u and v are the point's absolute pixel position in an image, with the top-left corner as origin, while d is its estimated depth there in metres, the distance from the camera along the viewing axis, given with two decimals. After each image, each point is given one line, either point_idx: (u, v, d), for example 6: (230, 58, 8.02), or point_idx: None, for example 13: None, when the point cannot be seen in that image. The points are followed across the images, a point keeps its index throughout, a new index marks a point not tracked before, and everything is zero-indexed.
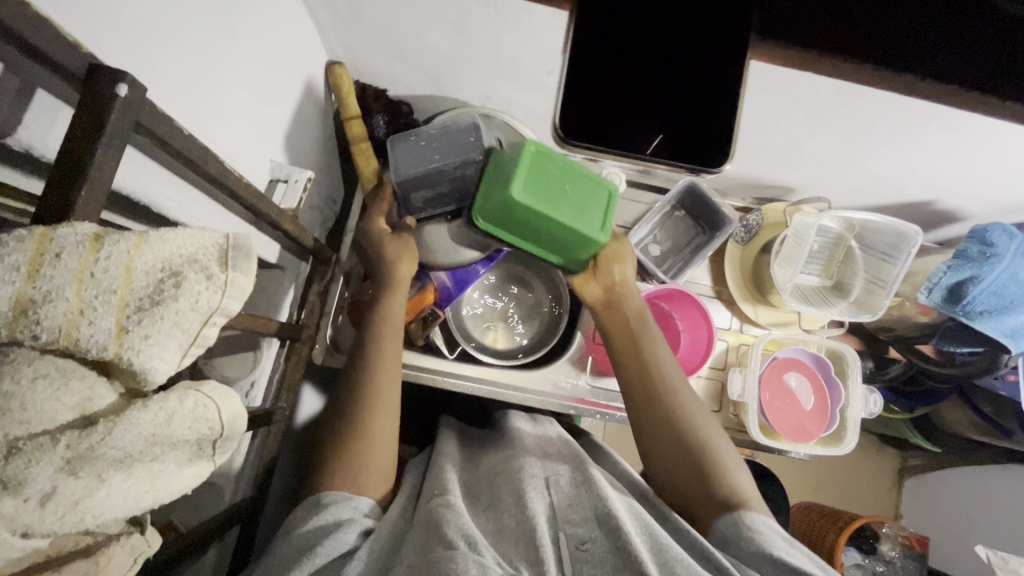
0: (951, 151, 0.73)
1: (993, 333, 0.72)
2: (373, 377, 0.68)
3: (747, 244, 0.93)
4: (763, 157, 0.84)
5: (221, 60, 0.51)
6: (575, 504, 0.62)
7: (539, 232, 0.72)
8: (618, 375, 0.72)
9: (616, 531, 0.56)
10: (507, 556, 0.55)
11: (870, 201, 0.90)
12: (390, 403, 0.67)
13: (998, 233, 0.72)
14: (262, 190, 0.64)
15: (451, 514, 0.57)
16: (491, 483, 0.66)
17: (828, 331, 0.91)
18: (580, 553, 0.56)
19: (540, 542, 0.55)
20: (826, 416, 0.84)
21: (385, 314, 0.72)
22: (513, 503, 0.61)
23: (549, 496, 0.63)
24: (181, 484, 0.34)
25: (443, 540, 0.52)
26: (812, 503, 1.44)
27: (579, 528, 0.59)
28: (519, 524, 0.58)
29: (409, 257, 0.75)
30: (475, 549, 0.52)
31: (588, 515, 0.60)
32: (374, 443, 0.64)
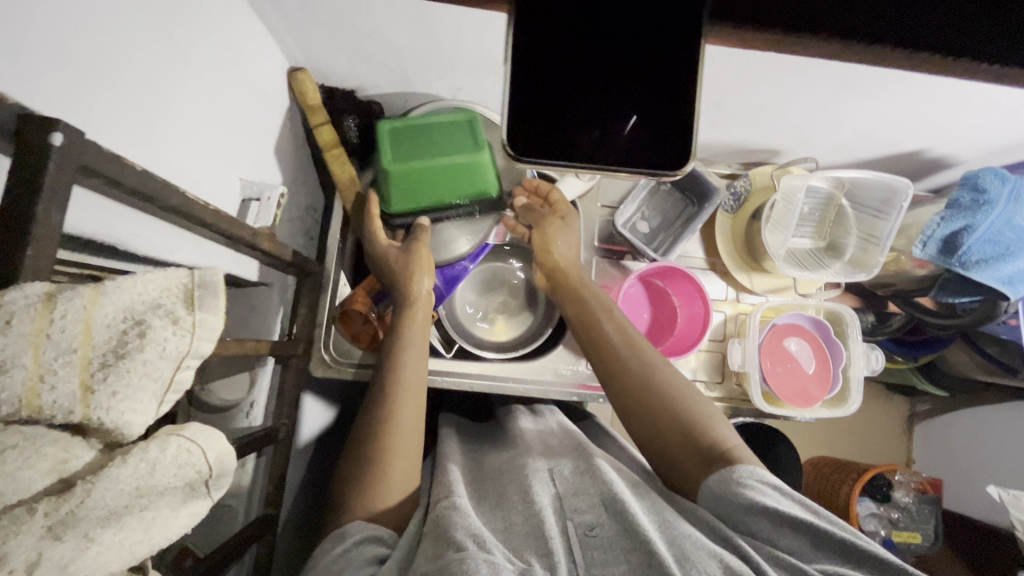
0: (937, 100, 0.71)
1: (991, 282, 0.71)
2: (387, 397, 0.68)
3: (737, 212, 0.91)
4: (743, 123, 0.82)
5: (174, 90, 0.50)
6: (577, 492, 0.62)
7: (440, 185, 0.75)
8: (585, 347, 0.74)
9: (625, 515, 0.56)
10: (517, 550, 0.55)
11: (859, 156, 0.87)
12: (406, 424, 0.67)
13: (990, 178, 0.70)
14: (235, 211, 0.63)
15: (459, 516, 0.57)
16: (498, 483, 0.67)
17: (824, 293, 0.90)
18: (589, 539, 0.56)
19: (548, 533, 0.55)
20: (829, 377, 0.84)
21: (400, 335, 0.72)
22: (520, 499, 0.62)
23: (555, 486, 0.64)
24: (179, 525, 0.33)
25: (452, 542, 0.53)
26: (825, 458, 1.46)
27: (587, 514, 0.58)
28: (526, 519, 0.58)
29: (423, 263, 0.74)
30: (484, 547, 0.52)
31: (596, 501, 0.60)
32: (392, 463, 0.64)
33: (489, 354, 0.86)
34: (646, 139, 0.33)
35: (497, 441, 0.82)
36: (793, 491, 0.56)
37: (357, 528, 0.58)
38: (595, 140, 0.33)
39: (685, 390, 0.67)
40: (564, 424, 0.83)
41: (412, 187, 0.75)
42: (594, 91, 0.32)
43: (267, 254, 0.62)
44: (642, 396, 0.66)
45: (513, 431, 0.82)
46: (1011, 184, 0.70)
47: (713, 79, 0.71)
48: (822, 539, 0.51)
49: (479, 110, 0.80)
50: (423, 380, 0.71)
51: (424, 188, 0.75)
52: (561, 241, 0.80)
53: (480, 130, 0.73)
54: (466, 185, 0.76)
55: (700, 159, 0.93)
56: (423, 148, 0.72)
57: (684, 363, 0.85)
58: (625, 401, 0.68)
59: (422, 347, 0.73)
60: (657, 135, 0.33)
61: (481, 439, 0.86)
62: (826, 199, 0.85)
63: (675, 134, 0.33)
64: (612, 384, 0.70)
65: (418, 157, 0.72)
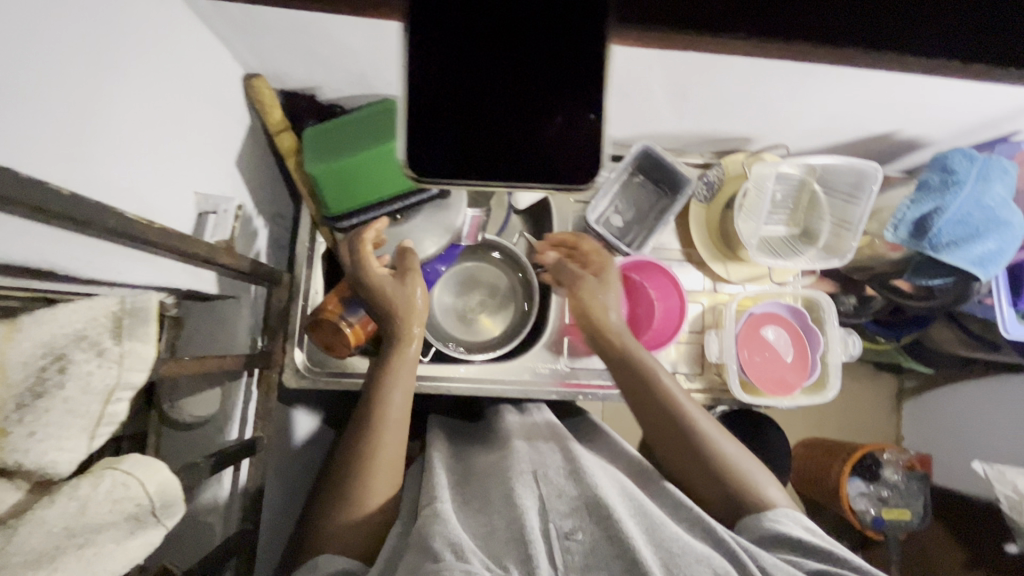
0: (902, 82, 0.70)
1: (961, 264, 0.69)
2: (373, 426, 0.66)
3: (711, 201, 0.90)
4: (712, 113, 0.81)
5: (114, 110, 0.49)
6: (559, 494, 0.62)
7: (369, 182, 0.70)
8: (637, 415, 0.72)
9: (610, 521, 0.57)
10: (497, 558, 0.54)
11: (831, 140, 0.87)
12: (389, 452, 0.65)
13: (958, 158, 0.70)
14: (190, 226, 0.61)
15: (440, 525, 0.56)
16: (482, 486, 0.67)
17: (800, 280, 0.89)
18: (568, 543, 0.57)
19: (529, 537, 0.55)
20: (806, 364, 0.83)
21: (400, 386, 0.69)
22: (502, 503, 0.61)
23: (538, 487, 0.63)
24: (125, 559, 0.33)
25: (430, 554, 0.53)
26: (815, 440, 1.47)
27: (568, 519, 0.59)
28: (509, 524, 0.58)
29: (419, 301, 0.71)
30: (463, 557, 0.52)
31: (575, 504, 0.61)
32: (373, 487, 0.64)
33: (472, 357, 0.85)
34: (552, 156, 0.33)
35: (481, 443, 0.81)
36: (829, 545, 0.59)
37: (328, 556, 0.58)
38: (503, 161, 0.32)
39: (735, 458, 0.67)
40: (553, 425, 0.81)
41: (344, 189, 0.71)
42: (498, 106, 0.31)
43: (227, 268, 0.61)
44: (665, 422, 0.70)
45: (499, 431, 0.81)
46: (980, 164, 0.69)
47: (673, 70, 0.70)
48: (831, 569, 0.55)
49: None
50: (410, 399, 0.70)
51: (354, 188, 0.71)
52: (597, 304, 0.76)
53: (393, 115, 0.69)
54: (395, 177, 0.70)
55: (672, 149, 0.92)
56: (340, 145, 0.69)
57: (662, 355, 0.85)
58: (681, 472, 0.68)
59: (409, 367, 0.70)
60: (566, 147, 0.33)
61: (466, 440, 0.85)
62: (798, 184, 0.84)
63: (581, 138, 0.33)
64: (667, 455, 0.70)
65: (337, 154, 0.69)
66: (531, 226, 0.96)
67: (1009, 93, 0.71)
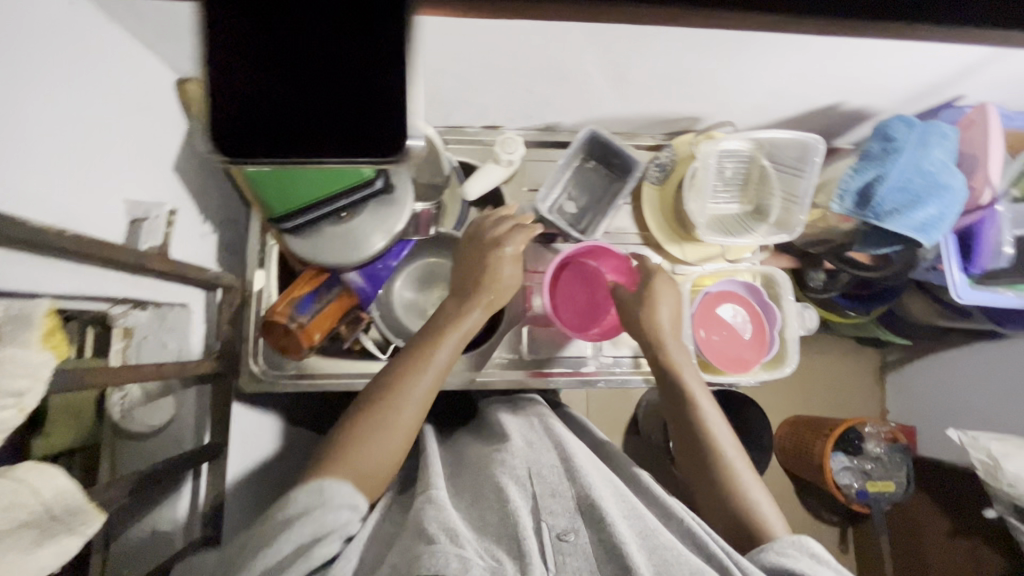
0: (838, 51, 0.70)
1: (904, 230, 0.69)
2: (410, 371, 0.67)
3: (663, 183, 0.90)
4: (655, 94, 0.81)
5: (34, 125, 0.49)
6: (552, 493, 0.63)
7: (303, 178, 0.70)
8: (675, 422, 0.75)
9: (602, 524, 0.58)
10: (491, 549, 0.55)
11: (781, 115, 0.86)
12: (413, 411, 0.66)
13: (898, 125, 0.70)
14: (121, 232, 0.60)
15: (433, 510, 0.58)
16: (474, 479, 0.67)
17: (757, 257, 0.89)
18: (561, 544, 0.57)
19: (523, 534, 0.55)
20: (765, 342, 0.83)
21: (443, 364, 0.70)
22: (494, 497, 0.61)
23: (531, 486, 0.63)
24: (31, 565, 0.34)
25: (425, 535, 0.53)
26: (804, 416, 1.46)
27: (560, 519, 0.60)
28: (501, 520, 0.58)
29: (483, 301, 0.74)
30: (457, 541, 0.52)
31: (572, 505, 0.61)
32: (392, 428, 0.64)
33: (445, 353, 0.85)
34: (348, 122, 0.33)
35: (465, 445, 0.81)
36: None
37: (334, 482, 0.58)
38: (300, 132, 0.34)
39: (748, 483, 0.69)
40: (544, 417, 0.79)
41: (281, 189, 0.70)
42: (293, 87, 0.33)
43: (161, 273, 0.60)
44: (678, 408, 0.75)
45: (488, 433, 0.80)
46: (919, 129, 0.69)
47: (606, 52, 0.70)
48: None
49: None
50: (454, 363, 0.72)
51: (290, 186, 0.70)
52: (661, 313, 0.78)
53: None
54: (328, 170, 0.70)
55: (624, 133, 0.91)
56: None
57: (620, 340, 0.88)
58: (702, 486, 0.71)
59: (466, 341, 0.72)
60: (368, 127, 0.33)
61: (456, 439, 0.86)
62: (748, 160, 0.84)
63: (374, 114, 0.33)
64: (694, 464, 0.72)
65: None
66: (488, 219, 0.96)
67: (945, 57, 0.71)
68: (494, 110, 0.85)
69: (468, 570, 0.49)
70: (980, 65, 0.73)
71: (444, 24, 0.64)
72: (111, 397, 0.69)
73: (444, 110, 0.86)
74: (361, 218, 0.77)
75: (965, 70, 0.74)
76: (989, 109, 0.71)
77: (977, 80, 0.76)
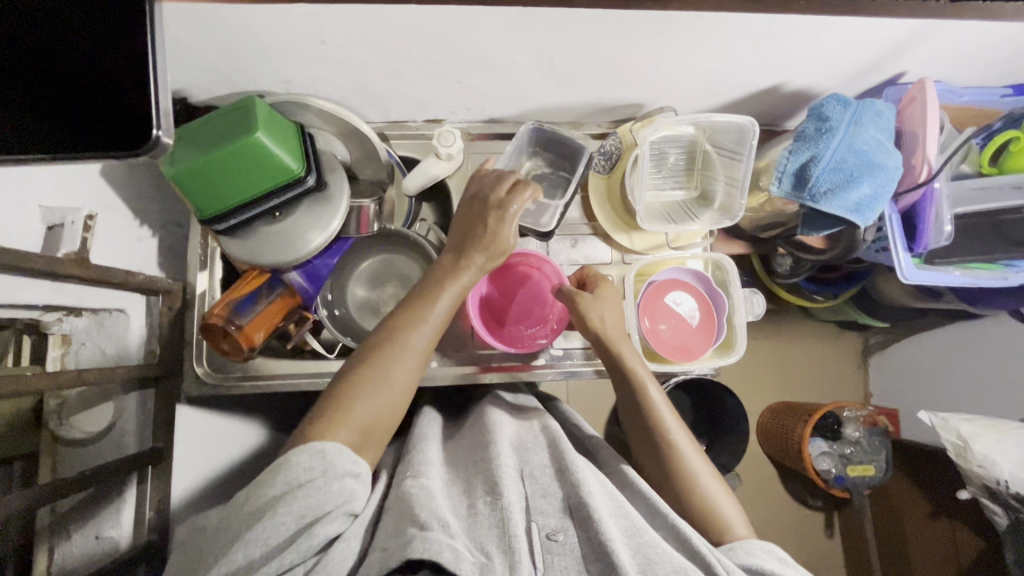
0: (764, 30, 0.68)
1: (838, 211, 0.68)
2: (404, 335, 0.67)
3: (611, 172, 0.89)
4: (593, 81, 0.79)
5: None
6: (545, 494, 0.63)
7: (229, 180, 0.69)
8: (630, 420, 0.73)
9: (589, 521, 0.58)
10: (480, 543, 0.55)
11: (725, 97, 0.85)
12: (407, 374, 0.65)
13: (832, 105, 0.69)
14: (38, 239, 0.60)
15: (424, 498, 0.57)
16: (470, 469, 0.67)
17: (708, 242, 0.88)
18: (551, 544, 0.58)
19: (514, 531, 0.56)
20: (713, 329, 0.83)
21: (436, 325, 0.69)
22: (483, 490, 0.61)
23: (524, 486, 0.63)
24: None
25: (416, 521, 0.54)
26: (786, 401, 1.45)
27: (550, 518, 0.60)
28: (495, 515, 0.58)
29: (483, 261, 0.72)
30: (448, 531, 0.53)
31: (562, 506, 0.62)
32: (385, 390, 0.64)
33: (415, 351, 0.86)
34: (102, 126, 0.46)
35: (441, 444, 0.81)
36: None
37: (335, 447, 0.58)
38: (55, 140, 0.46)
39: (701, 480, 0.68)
40: (542, 417, 0.79)
41: (207, 191, 0.69)
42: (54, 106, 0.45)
43: (81, 279, 0.60)
44: (629, 403, 0.73)
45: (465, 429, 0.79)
46: (853, 109, 0.68)
47: (529, 36, 0.69)
48: None
49: (316, 101, 0.77)
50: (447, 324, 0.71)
51: (217, 188, 0.69)
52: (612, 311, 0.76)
53: (252, 112, 0.67)
54: (252, 170, 0.69)
55: (569, 122, 0.90)
56: (199, 146, 0.67)
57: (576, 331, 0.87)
58: (658, 478, 0.70)
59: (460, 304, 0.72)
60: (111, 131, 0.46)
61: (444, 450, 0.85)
62: (689, 145, 0.83)
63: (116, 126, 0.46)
64: (651, 458, 0.71)
65: (196, 154, 0.67)
66: (438, 215, 0.95)
67: (878, 32, 0.70)
68: (432, 104, 0.84)
69: (459, 561, 0.50)
70: (916, 38, 0.71)
71: (190, 12, 0.61)
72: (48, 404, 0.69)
73: (383, 105, 0.84)
74: (301, 216, 0.77)
75: (902, 43, 0.72)
76: (927, 85, 0.69)
77: (916, 54, 0.75)
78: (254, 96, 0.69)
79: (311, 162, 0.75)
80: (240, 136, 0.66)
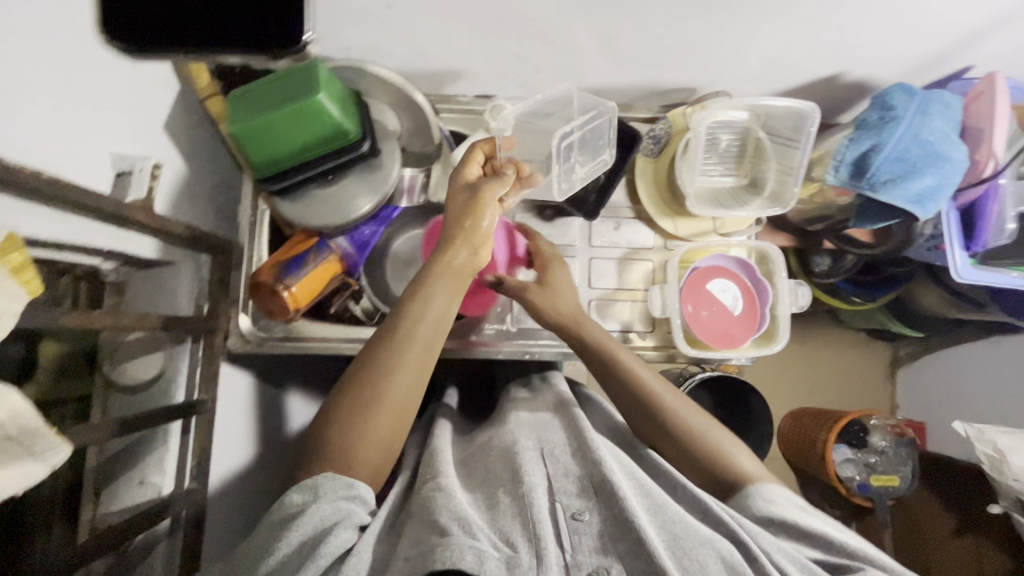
0: (832, 11, 0.67)
1: (898, 203, 0.67)
2: (393, 334, 0.64)
3: (658, 156, 0.88)
4: (651, 61, 0.79)
5: (15, 64, 0.49)
6: (566, 474, 0.63)
7: (290, 140, 0.70)
8: (637, 420, 0.71)
9: (614, 499, 0.57)
10: (506, 534, 0.55)
11: (781, 85, 0.83)
12: (401, 377, 0.63)
13: (897, 94, 0.68)
14: (110, 185, 0.62)
15: (443, 499, 0.57)
16: (485, 463, 0.66)
17: (753, 230, 0.88)
18: (576, 524, 0.57)
19: (537, 518, 0.55)
20: (754, 318, 0.82)
21: (427, 316, 0.66)
22: (509, 477, 0.61)
23: (546, 468, 0.63)
24: None
25: (437, 527, 0.53)
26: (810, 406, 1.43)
27: (574, 499, 0.60)
28: (514, 501, 0.58)
29: (471, 245, 0.69)
30: (470, 532, 0.53)
31: (584, 486, 0.61)
32: (385, 402, 0.62)
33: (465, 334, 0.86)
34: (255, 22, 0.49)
35: (473, 432, 0.80)
36: (819, 511, 0.63)
37: (329, 478, 0.58)
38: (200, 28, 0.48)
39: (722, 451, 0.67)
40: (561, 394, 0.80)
41: (265, 150, 0.70)
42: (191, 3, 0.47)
43: (147, 227, 0.62)
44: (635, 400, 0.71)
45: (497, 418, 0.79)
46: (919, 99, 0.67)
47: (592, 9, 0.68)
48: (822, 543, 0.59)
49: (373, 68, 0.79)
50: (445, 322, 0.66)
51: (276, 147, 0.70)
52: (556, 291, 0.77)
53: (316, 74, 0.68)
54: (313, 131, 0.70)
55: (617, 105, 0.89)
56: (261, 105, 0.68)
57: (617, 313, 0.86)
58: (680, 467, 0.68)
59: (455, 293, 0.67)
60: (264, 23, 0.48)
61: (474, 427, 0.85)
62: (742, 131, 0.82)
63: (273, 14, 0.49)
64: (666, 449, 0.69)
65: (260, 113, 0.68)
66: None
67: (947, 21, 0.68)
68: (485, 77, 0.84)
69: (483, 563, 0.50)
70: (987, 29, 0.69)
71: None
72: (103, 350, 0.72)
73: (435, 76, 0.85)
74: (353, 182, 0.78)
75: (973, 34, 0.70)
76: (997, 78, 0.68)
77: (987, 45, 0.73)
78: (315, 57, 0.70)
79: (366, 128, 0.76)
80: (303, 98, 0.68)
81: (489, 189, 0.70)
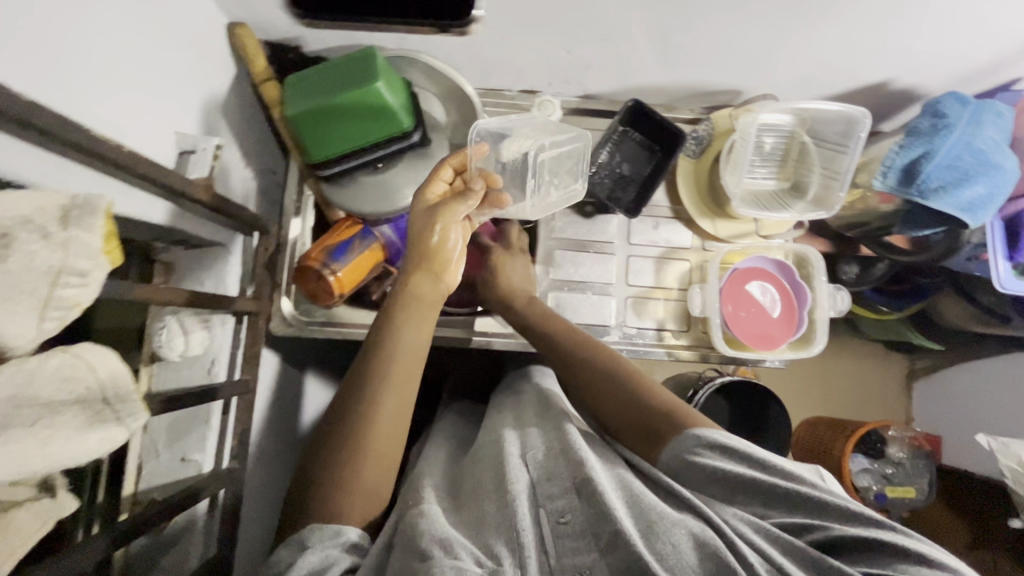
0: (891, 19, 0.68)
1: (949, 210, 0.68)
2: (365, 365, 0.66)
3: (700, 158, 0.89)
4: (700, 62, 0.79)
5: (98, 43, 0.50)
6: (551, 477, 0.60)
7: (348, 126, 0.71)
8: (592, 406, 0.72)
9: (596, 496, 0.55)
10: (487, 545, 0.53)
11: (826, 91, 0.84)
12: (383, 416, 0.63)
13: (951, 103, 0.68)
14: (172, 161, 0.63)
15: (425, 521, 0.54)
16: (474, 479, 0.63)
17: (791, 234, 0.88)
18: (561, 527, 0.54)
19: (519, 525, 0.53)
20: (793, 321, 0.83)
21: (398, 349, 0.67)
22: (494, 488, 0.59)
23: (529, 471, 0.61)
24: (87, 446, 0.37)
25: (419, 551, 0.51)
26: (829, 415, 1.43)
27: (558, 501, 0.57)
28: (500, 510, 0.56)
29: (429, 272, 0.71)
30: (451, 551, 0.50)
31: (568, 485, 0.58)
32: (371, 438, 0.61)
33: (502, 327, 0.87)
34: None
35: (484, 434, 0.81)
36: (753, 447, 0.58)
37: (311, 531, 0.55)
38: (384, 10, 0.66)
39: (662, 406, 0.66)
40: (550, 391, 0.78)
41: (321, 134, 0.71)
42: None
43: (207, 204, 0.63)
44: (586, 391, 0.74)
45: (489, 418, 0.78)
46: (973, 108, 0.68)
47: (651, 8, 0.69)
48: (778, 497, 0.54)
49: (424, 58, 0.80)
50: (416, 357, 0.68)
51: (332, 132, 0.71)
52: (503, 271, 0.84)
53: (376, 62, 0.69)
54: (370, 118, 0.71)
55: (660, 105, 0.90)
56: (320, 91, 0.69)
57: (652, 311, 0.87)
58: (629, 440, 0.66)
59: (423, 320, 0.70)
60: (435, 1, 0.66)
61: None
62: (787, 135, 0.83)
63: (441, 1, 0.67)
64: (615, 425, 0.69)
65: (320, 97, 0.69)
66: None
67: (1003, 32, 0.69)
68: (532, 73, 0.85)
69: None
70: None
71: None
72: (152, 326, 0.72)
73: (483, 69, 0.86)
74: (401, 171, 0.79)
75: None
76: None
77: None
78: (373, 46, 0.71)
79: (417, 118, 0.77)
80: (364, 85, 0.68)
81: (451, 213, 0.70)
